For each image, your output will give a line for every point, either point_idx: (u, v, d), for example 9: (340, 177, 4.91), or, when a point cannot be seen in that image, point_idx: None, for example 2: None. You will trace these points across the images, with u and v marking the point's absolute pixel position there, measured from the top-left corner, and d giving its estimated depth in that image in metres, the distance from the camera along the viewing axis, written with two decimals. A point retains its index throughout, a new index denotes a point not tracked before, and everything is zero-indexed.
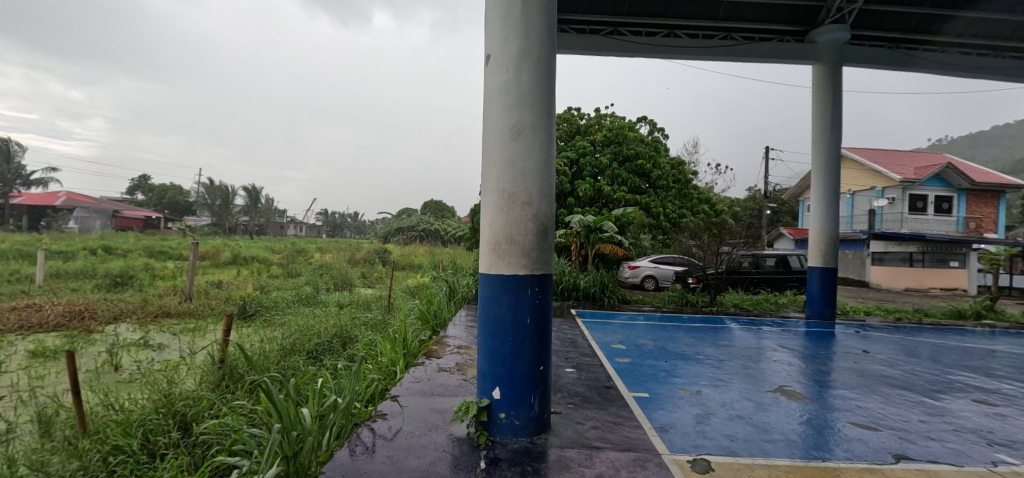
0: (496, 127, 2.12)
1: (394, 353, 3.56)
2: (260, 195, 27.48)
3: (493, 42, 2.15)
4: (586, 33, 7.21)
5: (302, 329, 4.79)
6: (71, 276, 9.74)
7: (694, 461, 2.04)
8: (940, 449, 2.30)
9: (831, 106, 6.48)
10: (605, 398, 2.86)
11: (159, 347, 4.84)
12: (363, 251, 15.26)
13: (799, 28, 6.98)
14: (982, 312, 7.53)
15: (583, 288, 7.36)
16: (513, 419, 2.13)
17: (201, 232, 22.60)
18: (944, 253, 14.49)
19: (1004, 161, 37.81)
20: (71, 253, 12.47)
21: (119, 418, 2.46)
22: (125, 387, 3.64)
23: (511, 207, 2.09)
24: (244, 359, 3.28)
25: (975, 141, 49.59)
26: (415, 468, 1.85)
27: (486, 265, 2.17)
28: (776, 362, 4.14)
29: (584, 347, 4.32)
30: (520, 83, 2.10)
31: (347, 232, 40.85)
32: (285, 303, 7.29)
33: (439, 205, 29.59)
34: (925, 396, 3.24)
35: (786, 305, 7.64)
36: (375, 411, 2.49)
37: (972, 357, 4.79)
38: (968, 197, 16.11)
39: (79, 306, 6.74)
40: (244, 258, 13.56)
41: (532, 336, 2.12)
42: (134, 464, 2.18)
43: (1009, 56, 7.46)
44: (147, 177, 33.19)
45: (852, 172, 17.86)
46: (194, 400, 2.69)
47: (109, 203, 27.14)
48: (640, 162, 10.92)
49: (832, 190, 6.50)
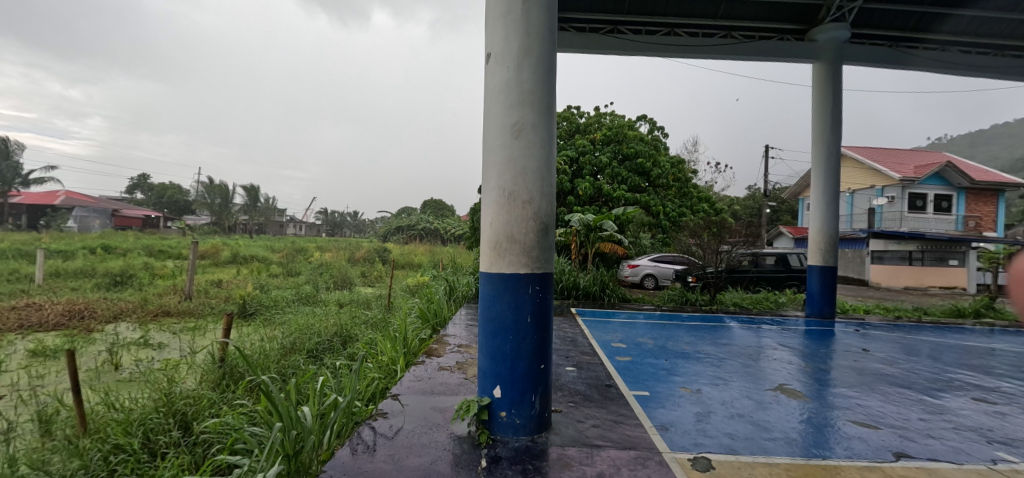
0: (496, 126, 2.12)
1: (394, 352, 3.56)
2: (259, 194, 27.46)
3: (494, 40, 2.14)
4: (586, 31, 7.20)
5: (302, 328, 4.79)
6: (71, 275, 9.73)
7: (695, 459, 2.05)
8: (939, 448, 2.31)
9: (831, 105, 6.48)
10: (605, 396, 2.87)
11: (159, 347, 4.83)
12: (363, 250, 15.24)
13: (799, 27, 6.98)
14: (981, 311, 7.53)
15: (583, 287, 7.37)
16: (513, 417, 2.13)
17: (201, 231, 22.57)
18: (943, 252, 14.38)
19: (1004, 160, 37.79)
20: (70, 252, 12.46)
21: (120, 417, 2.46)
22: (126, 387, 3.63)
23: (511, 206, 2.08)
24: (244, 359, 3.26)
25: (975, 140, 49.55)
26: (415, 467, 1.85)
27: (486, 264, 2.18)
28: (776, 360, 4.14)
29: (584, 346, 4.33)
30: (521, 82, 2.10)
31: (346, 232, 40.82)
32: (285, 302, 7.29)
33: (439, 204, 29.59)
34: (925, 395, 3.25)
35: (785, 303, 7.65)
36: (375, 410, 2.49)
37: (972, 356, 4.79)
38: (967, 195, 16.12)
39: (79, 305, 6.74)
40: (243, 257, 13.54)
41: (533, 334, 2.12)
42: (134, 464, 2.18)
43: (1008, 54, 7.46)
44: (146, 176, 33.21)
45: (851, 171, 17.87)
46: (194, 399, 2.68)
47: (109, 202, 27.10)
48: (640, 161, 10.90)
49: (832, 189, 6.50)
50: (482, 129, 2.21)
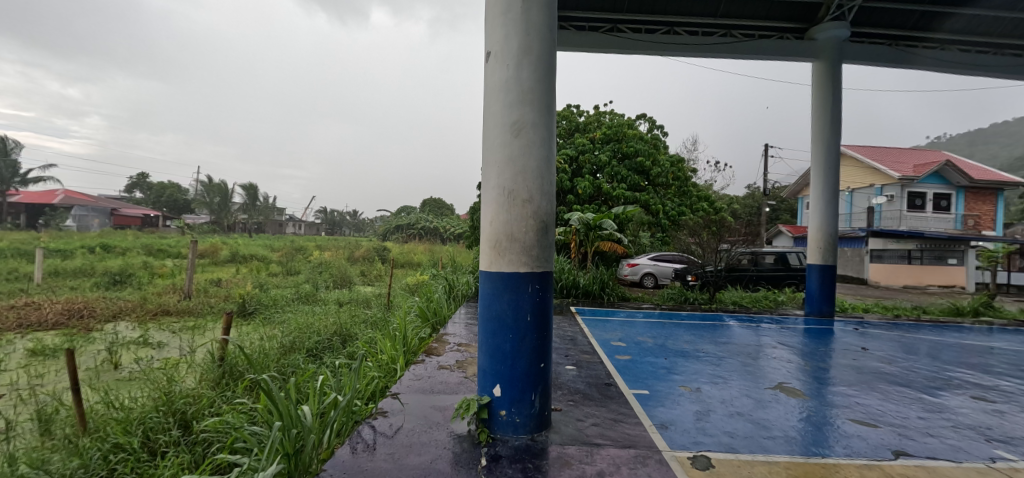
0: (496, 125, 2.11)
1: (394, 351, 3.57)
2: (259, 193, 27.47)
3: (494, 38, 2.14)
4: (586, 30, 7.19)
5: (302, 327, 4.80)
6: (70, 275, 9.73)
7: (694, 458, 2.05)
8: (938, 446, 2.31)
9: (831, 103, 6.48)
10: (605, 395, 2.88)
11: (159, 345, 4.84)
12: (362, 249, 15.24)
13: (799, 25, 6.97)
14: (980, 309, 7.54)
15: (583, 286, 7.38)
16: (514, 416, 2.14)
17: (200, 230, 22.55)
18: (942, 251, 14.49)
19: (1002, 159, 37.83)
20: (69, 251, 12.45)
21: (120, 416, 2.46)
22: (126, 385, 3.63)
23: (511, 205, 2.08)
24: (244, 357, 3.27)
25: (974, 139, 49.59)
26: (415, 465, 1.85)
27: (486, 263, 2.18)
28: (776, 358, 4.15)
29: (584, 345, 4.33)
30: (521, 81, 2.10)
31: (345, 230, 40.82)
32: (285, 300, 7.30)
33: (439, 203, 29.59)
34: (924, 393, 3.26)
35: (785, 302, 7.67)
36: (376, 409, 2.49)
37: (970, 354, 4.81)
38: (967, 194, 16.13)
39: (79, 304, 6.73)
40: (243, 256, 13.54)
41: (532, 333, 2.12)
42: (134, 462, 2.19)
43: (1007, 53, 7.47)
44: (146, 175, 33.22)
45: (851, 170, 17.87)
46: (194, 398, 2.69)
47: (108, 201, 27.06)
48: (640, 159, 10.90)
49: (832, 188, 6.50)
50: (482, 127, 2.20)
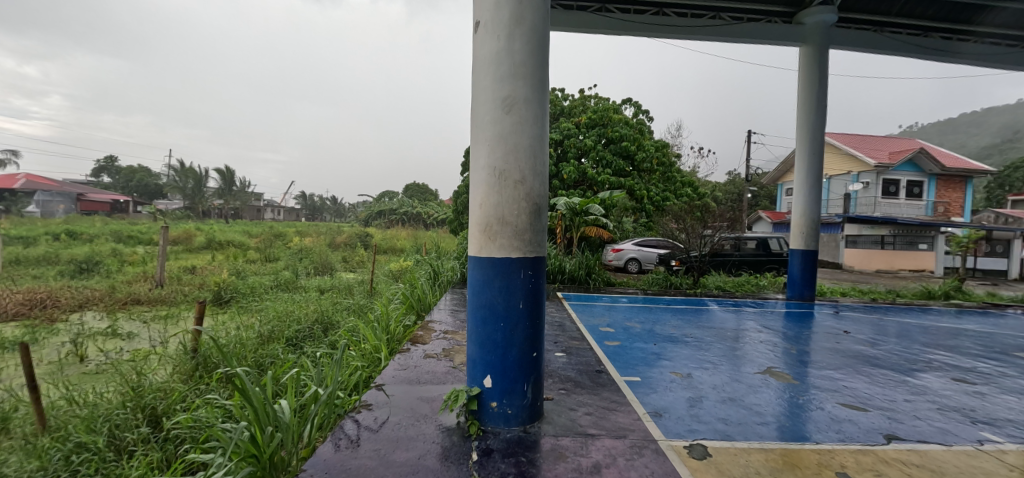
0: (486, 100, 1.98)
1: (377, 340, 3.44)
2: (235, 177, 26.52)
3: (483, 7, 1.99)
4: (573, 9, 7.03)
5: (280, 315, 4.65)
6: (32, 262, 9.27)
7: (690, 447, 2.00)
8: (927, 429, 2.32)
9: (818, 88, 6.46)
10: (596, 382, 2.82)
11: (128, 336, 4.61)
12: (343, 235, 14.92)
13: (787, 9, 6.89)
14: (950, 292, 7.79)
15: (569, 272, 7.36)
16: (505, 408, 2.05)
17: (173, 215, 21.68)
18: (914, 236, 14.89)
19: (970, 149, 38.95)
20: (31, 238, 11.85)
21: (83, 414, 2.31)
22: (92, 379, 3.43)
23: (502, 185, 1.97)
24: (218, 348, 3.11)
25: (942, 128, 51.25)
26: (403, 463, 1.75)
27: (475, 248, 2.06)
28: (760, 342, 4.17)
29: (571, 331, 4.29)
30: (513, 54, 1.96)
31: (326, 216, 40.15)
32: (263, 289, 7.03)
33: (422, 188, 29.18)
34: (906, 375, 3.31)
35: (767, 286, 7.77)
36: (359, 401, 2.38)
37: (945, 336, 4.94)
38: (938, 181, 16.60)
39: (41, 293, 6.39)
40: (219, 242, 13.10)
41: (524, 321, 2.03)
42: (99, 463, 2.03)
43: (985, 42, 7.59)
44: (113, 158, 31.78)
45: (829, 157, 18.16)
46: (164, 393, 2.53)
47: (71, 185, 25.62)
48: (624, 144, 10.78)
49: (815, 173, 6.51)
50: (473, 101, 2.05)
